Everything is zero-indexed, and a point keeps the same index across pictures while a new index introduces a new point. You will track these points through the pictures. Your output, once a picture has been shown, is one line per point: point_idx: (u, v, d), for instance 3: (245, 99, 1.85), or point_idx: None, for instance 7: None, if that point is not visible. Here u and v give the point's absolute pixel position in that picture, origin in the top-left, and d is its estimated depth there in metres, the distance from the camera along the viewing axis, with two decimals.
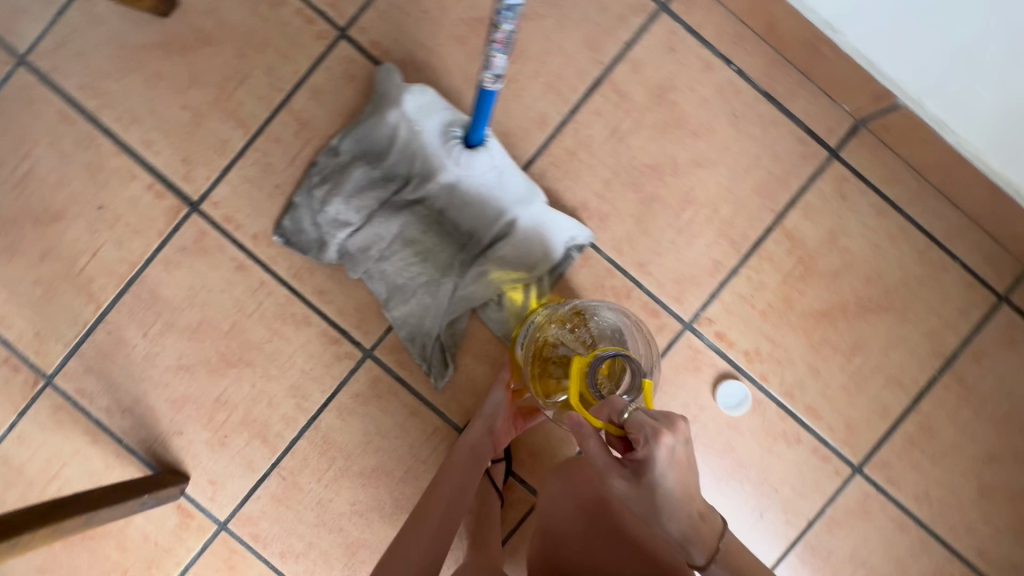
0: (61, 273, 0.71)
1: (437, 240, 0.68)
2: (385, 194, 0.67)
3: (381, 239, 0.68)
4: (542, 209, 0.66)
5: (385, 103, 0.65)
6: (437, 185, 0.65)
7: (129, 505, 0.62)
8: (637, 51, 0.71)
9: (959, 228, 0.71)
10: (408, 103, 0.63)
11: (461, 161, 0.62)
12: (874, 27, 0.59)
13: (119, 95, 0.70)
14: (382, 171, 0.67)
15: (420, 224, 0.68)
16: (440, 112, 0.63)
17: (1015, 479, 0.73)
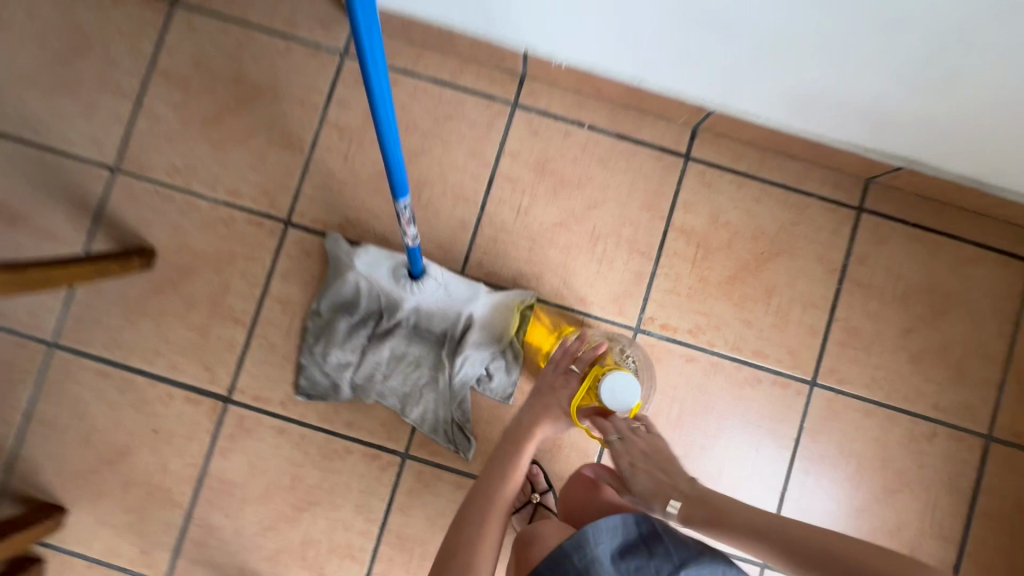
0: (144, 494, 0.85)
1: (420, 347, 0.84)
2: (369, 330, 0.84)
3: (379, 365, 0.84)
4: (486, 295, 0.83)
5: (342, 265, 0.83)
6: (404, 308, 0.82)
7: None
8: (511, 144, 0.89)
9: (803, 172, 0.89)
10: (362, 262, 0.81)
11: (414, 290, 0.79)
12: (664, 72, 0.78)
13: (137, 339, 0.86)
14: (361, 315, 0.84)
15: (403, 341, 0.84)
16: (385, 261, 0.81)
17: (934, 339, 0.88)
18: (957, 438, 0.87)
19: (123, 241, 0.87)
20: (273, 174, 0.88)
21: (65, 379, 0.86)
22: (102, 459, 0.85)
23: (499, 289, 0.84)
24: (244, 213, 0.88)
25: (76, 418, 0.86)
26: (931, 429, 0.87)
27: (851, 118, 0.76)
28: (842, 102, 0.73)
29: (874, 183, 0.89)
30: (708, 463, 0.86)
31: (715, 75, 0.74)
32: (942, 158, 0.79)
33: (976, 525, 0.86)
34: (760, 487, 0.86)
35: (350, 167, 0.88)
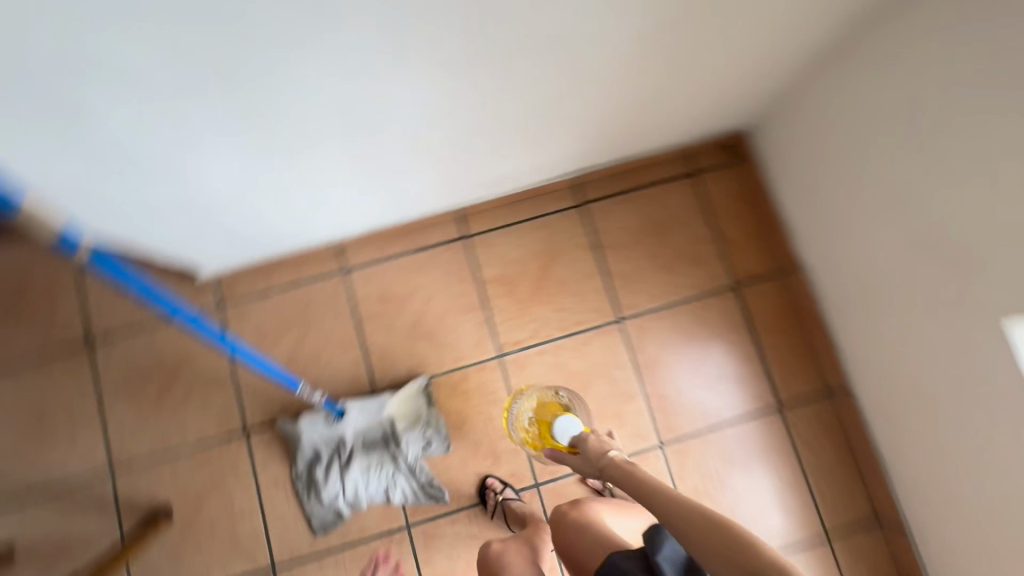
0: None
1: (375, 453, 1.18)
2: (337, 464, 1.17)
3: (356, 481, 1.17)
4: (393, 397, 1.18)
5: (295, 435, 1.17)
6: (348, 437, 1.17)
7: None
8: (357, 295, 1.27)
9: (537, 203, 1.32)
10: (305, 426, 1.15)
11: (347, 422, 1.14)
12: (414, 207, 1.19)
13: (190, 569, 1.16)
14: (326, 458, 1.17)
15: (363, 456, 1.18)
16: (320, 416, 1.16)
17: (670, 251, 1.32)
18: (720, 298, 1.30)
19: (144, 514, 1.17)
20: (218, 408, 1.21)
21: None
22: None
23: (401, 387, 1.21)
24: (214, 442, 1.20)
25: None
26: (701, 302, 1.30)
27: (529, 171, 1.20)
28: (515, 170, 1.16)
29: (581, 184, 1.33)
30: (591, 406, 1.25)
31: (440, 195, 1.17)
32: (593, 161, 1.24)
33: (763, 339, 1.29)
34: (629, 400, 1.25)
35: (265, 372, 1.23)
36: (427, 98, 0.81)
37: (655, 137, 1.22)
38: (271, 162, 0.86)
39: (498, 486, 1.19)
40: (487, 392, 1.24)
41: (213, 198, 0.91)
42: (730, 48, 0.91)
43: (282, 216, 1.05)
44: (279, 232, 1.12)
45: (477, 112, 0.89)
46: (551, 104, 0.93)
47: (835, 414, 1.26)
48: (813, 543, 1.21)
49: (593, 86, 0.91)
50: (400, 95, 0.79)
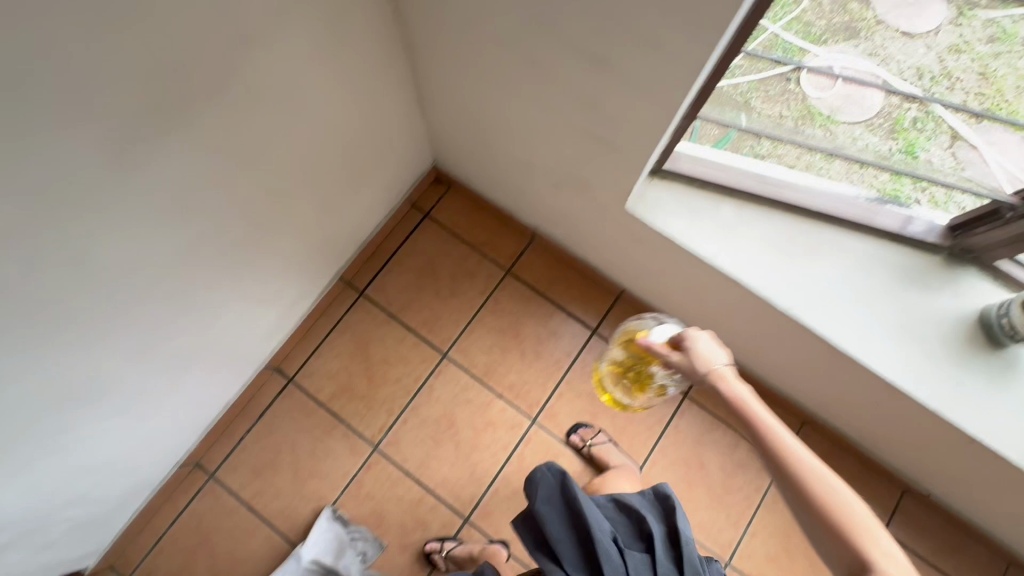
0: None
1: None
2: None
3: None
4: (308, 544, 1.31)
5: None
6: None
7: None
8: (235, 487, 1.38)
9: (328, 315, 1.50)
10: None
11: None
12: (227, 393, 1.33)
13: None
14: None
15: None
16: None
17: (447, 279, 1.54)
18: (503, 287, 1.53)
19: None
20: None
21: None
22: None
23: (314, 527, 1.34)
24: None
25: None
26: (493, 300, 1.53)
27: (295, 303, 1.37)
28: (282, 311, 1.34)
29: (351, 279, 1.53)
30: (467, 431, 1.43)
31: (238, 370, 1.31)
32: (337, 258, 1.43)
33: (552, 293, 1.53)
34: (491, 406, 1.45)
35: None
36: (145, 353, 0.96)
37: (367, 216, 1.44)
38: (66, 473, 0.97)
39: (438, 543, 1.34)
40: (384, 481, 1.40)
41: (38, 531, 1.00)
42: (331, 148, 1.11)
43: (115, 485, 1.15)
44: (125, 494, 1.21)
45: (195, 321, 1.04)
46: (246, 270, 1.10)
47: (634, 307, 1.52)
48: (681, 405, 1.46)
49: (263, 237, 1.09)
50: (121, 370, 0.93)
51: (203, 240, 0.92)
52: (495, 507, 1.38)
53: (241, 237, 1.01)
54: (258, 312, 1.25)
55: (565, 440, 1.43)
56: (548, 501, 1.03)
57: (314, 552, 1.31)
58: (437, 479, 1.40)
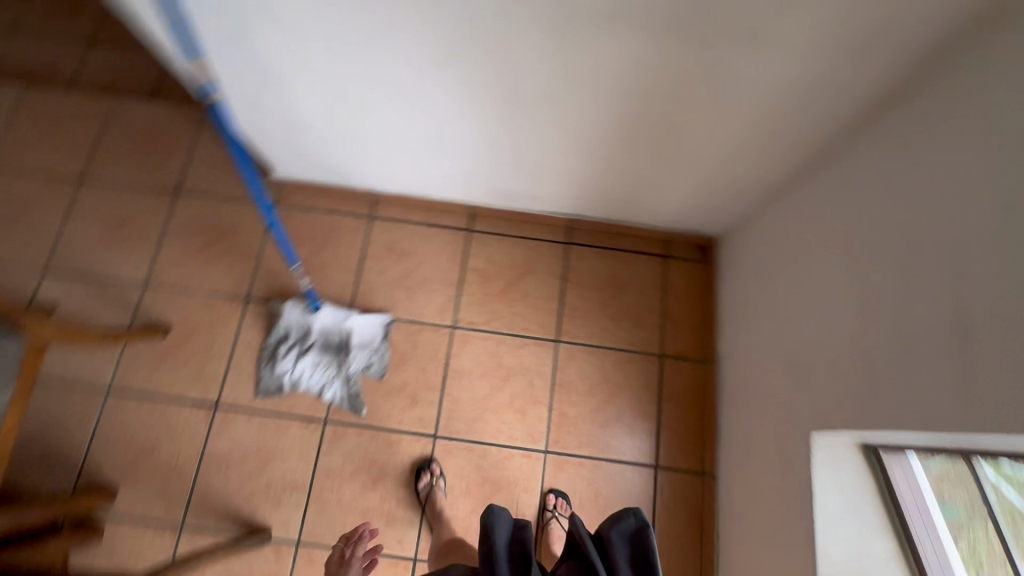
0: (166, 470, 1.40)
1: (326, 354, 1.47)
2: (296, 349, 1.47)
3: (304, 368, 1.46)
4: (360, 316, 1.49)
5: (278, 312, 1.49)
6: (315, 330, 1.47)
7: (234, 549, 1.28)
8: (371, 237, 1.59)
9: (533, 228, 1.62)
10: (288, 308, 1.47)
11: (319, 319, 1.47)
12: (437, 188, 1.52)
13: (160, 379, 1.46)
14: (290, 341, 1.47)
15: (316, 352, 1.47)
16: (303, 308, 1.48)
17: (620, 306, 1.56)
18: (644, 358, 1.52)
19: (150, 324, 1.51)
20: (236, 273, 1.56)
21: (116, 409, 1.43)
22: (138, 454, 1.40)
23: (368, 313, 1.51)
24: (221, 298, 1.53)
25: (122, 432, 1.42)
26: (627, 356, 1.52)
27: (530, 197, 1.50)
28: (518, 190, 1.47)
29: (572, 229, 1.62)
30: (505, 396, 1.48)
31: (458, 186, 1.49)
32: (586, 207, 1.52)
33: (664, 406, 1.48)
34: (536, 405, 1.47)
35: (280, 263, 1.56)
36: (458, 110, 1.13)
37: (636, 211, 1.50)
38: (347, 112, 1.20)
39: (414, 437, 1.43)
40: (431, 348, 1.51)
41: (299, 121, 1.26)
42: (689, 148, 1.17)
43: (344, 152, 1.39)
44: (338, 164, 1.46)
45: (493, 133, 1.20)
46: (551, 145, 1.22)
47: (700, 493, 1.42)
48: None
49: (586, 140, 1.19)
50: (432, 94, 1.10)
51: (569, 95, 1.03)
52: (455, 456, 1.43)
53: (580, 126, 1.12)
54: (517, 174, 1.38)
55: (543, 491, 1.41)
56: (621, 543, 0.94)
57: (353, 326, 1.48)
58: (454, 393, 1.47)
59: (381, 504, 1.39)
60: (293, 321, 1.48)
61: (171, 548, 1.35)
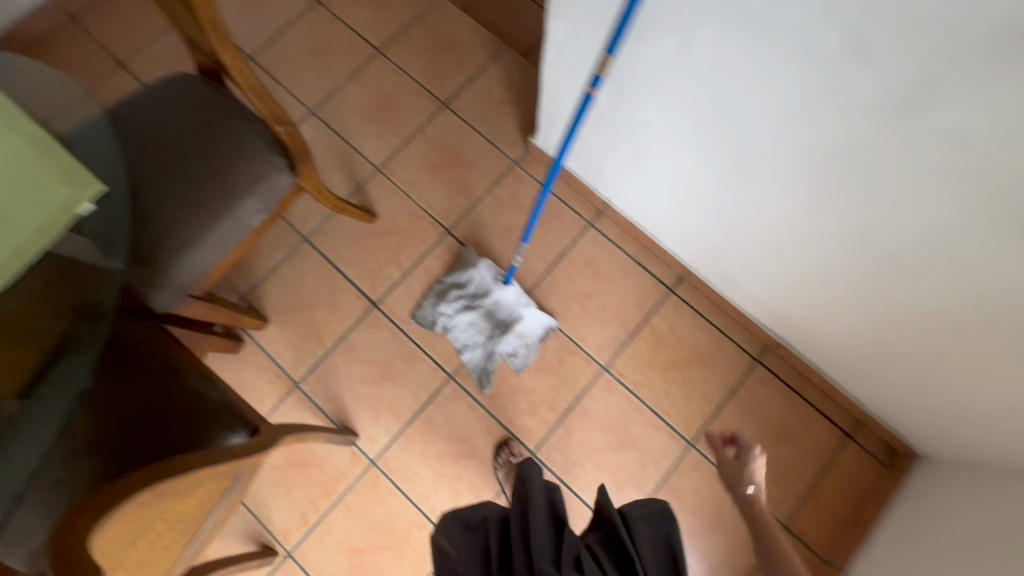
0: (310, 332, 1.50)
1: (487, 323, 1.47)
2: (465, 302, 1.48)
3: (461, 322, 1.47)
4: (534, 310, 1.46)
5: (467, 264, 1.50)
6: (490, 300, 1.46)
7: (335, 435, 1.32)
8: (581, 242, 1.56)
9: (731, 325, 1.50)
10: (482, 265, 1.48)
11: (500, 291, 1.46)
12: (668, 238, 1.44)
13: (345, 254, 1.55)
14: (465, 292, 1.48)
15: (479, 316, 1.47)
16: (494, 272, 1.49)
17: (772, 452, 1.42)
18: None
19: (364, 204, 1.59)
20: (452, 204, 1.59)
21: (300, 256, 1.54)
22: (297, 305, 1.51)
23: (541, 312, 1.48)
24: (428, 217, 1.58)
25: (295, 279, 1.53)
26: (750, 503, 1.39)
27: (754, 301, 1.37)
28: (748, 289, 1.35)
29: (769, 349, 1.48)
30: (614, 461, 1.41)
31: (692, 249, 1.39)
32: (802, 342, 1.37)
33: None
34: (637, 489, 1.40)
35: (493, 217, 1.58)
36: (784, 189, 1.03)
37: (853, 378, 1.34)
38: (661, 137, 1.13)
39: (514, 446, 1.41)
40: (575, 375, 1.47)
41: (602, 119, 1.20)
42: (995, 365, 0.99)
43: (613, 164, 1.33)
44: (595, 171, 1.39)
45: (795, 229, 1.08)
46: (842, 274, 1.09)
47: None
48: None
49: (883, 288, 1.04)
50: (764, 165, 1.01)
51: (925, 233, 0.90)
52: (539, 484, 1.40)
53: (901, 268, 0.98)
54: (768, 275, 1.25)
55: None
56: (648, 522, 0.91)
57: (523, 315, 1.46)
58: (571, 428, 1.43)
59: (454, 479, 1.40)
60: (478, 277, 1.48)
61: (277, 397, 1.45)
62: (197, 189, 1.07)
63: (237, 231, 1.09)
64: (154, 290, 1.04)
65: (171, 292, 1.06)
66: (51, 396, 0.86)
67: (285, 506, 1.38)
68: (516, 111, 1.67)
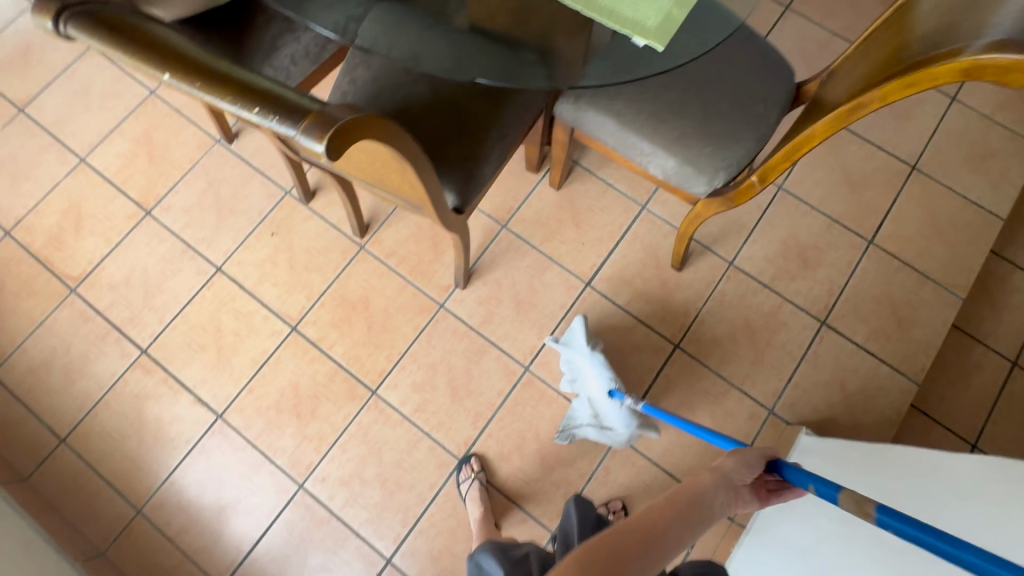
0: (553, 227, 1.58)
1: (585, 403, 1.40)
2: (573, 370, 1.42)
3: (566, 381, 1.43)
4: (633, 430, 1.36)
5: (586, 342, 1.42)
6: (590, 390, 1.39)
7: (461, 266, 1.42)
8: None
9: None
10: (596, 355, 1.39)
11: (603, 389, 1.37)
12: None
13: (634, 247, 1.56)
14: (574, 362, 1.42)
15: (580, 392, 1.41)
16: (604, 370, 1.38)
17: None
18: None
19: (689, 255, 1.55)
20: (706, 345, 1.49)
21: (624, 207, 1.59)
22: (577, 212, 1.59)
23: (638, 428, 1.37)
24: (687, 322, 1.51)
25: (601, 206, 1.59)
26: None
27: None
28: None
29: None
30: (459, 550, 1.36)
31: None
32: None
33: None
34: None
35: (699, 391, 1.46)
36: None
37: None
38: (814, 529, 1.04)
39: (476, 462, 1.39)
40: (542, 499, 1.39)
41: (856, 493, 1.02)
42: None
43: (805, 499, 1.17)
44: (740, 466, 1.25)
45: None
46: None
47: None
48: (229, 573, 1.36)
49: None
50: None
51: None
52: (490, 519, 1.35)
53: None
54: None
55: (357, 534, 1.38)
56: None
57: (617, 423, 1.37)
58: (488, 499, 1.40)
59: (431, 383, 1.46)
60: (590, 362, 1.40)
61: (491, 210, 1.59)
62: (671, 114, 1.10)
63: (637, 157, 1.14)
64: (568, 99, 1.14)
65: (568, 111, 1.15)
66: (466, 45, 0.99)
67: (399, 235, 1.57)
68: (833, 403, 1.45)
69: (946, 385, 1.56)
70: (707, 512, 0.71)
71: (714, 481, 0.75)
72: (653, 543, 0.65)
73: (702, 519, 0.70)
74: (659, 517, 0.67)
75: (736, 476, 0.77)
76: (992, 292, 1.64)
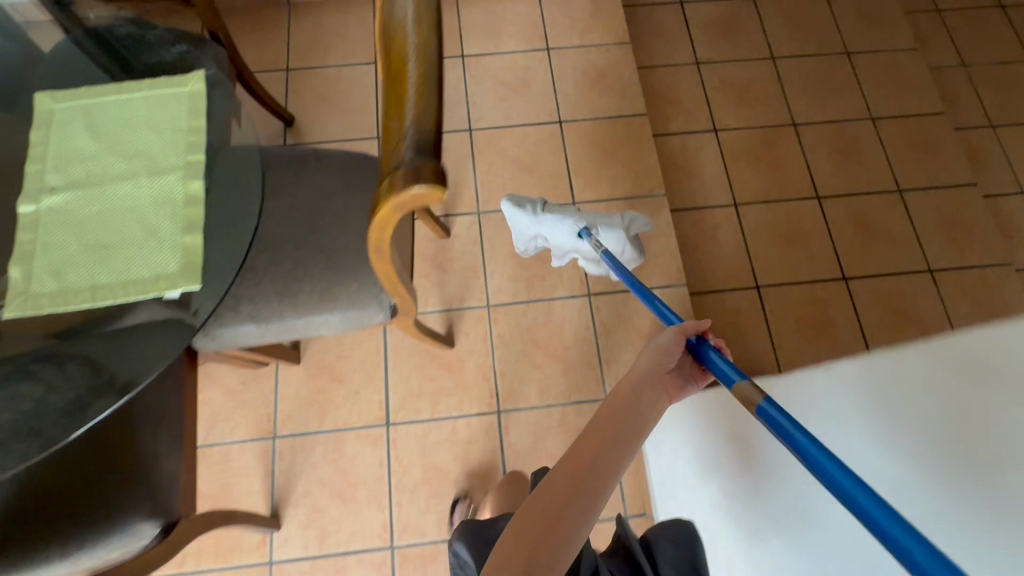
0: (320, 400, 1.44)
1: (578, 257, 1.34)
2: (547, 240, 1.33)
3: (550, 254, 1.35)
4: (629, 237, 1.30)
5: (529, 216, 1.28)
6: (572, 247, 1.31)
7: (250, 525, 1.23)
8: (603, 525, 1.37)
9: None
10: (548, 219, 1.27)
11: (577, 242, 1.29)
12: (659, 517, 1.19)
13: (402, 358, 1.48)
14: (542, 234, 1.31)
15: (569, 255, 1.34)
16: (564, 223, 1.27)
17: None
18: None
19: (452, 326, 1.52)
20: (522, 388, 1.47)
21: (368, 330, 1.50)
22: (331, 368, 1.47)
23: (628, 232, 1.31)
24: (492, 384, 1.47)
25: (347, 345, 1.49)
26: None
27: None
28: None
29: None
30: None
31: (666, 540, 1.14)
32: None
33: None
34: None
35: (545, 432, 1.44)
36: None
37: None
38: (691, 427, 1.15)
39: None
40: None
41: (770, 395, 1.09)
42: None
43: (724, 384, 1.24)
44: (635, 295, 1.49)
45: None
46: None
47: None
48: None
49: None
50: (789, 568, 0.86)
51: None
52: None
53: None
54: None
55: None
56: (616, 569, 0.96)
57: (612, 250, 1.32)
58: None
59: None
60: (549, 228, 1.28)
61: (251, 434, 1.42)
62: (297, 280, 1.02)
63: (302, 332, 1.05)
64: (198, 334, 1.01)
65: (208, 342, 1.03)
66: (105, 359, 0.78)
67: None
68: None
69: (708, 261, 1.75)
70: (596, 473, 0.65)
71: (635, 379, 0.77)
72: (581, 489, 0.63)
73: (631, 435, 0.70)
74: (583, 455, 0.67)
75: (653, 366, 0.79)
76: (685, 167, 1.86)
